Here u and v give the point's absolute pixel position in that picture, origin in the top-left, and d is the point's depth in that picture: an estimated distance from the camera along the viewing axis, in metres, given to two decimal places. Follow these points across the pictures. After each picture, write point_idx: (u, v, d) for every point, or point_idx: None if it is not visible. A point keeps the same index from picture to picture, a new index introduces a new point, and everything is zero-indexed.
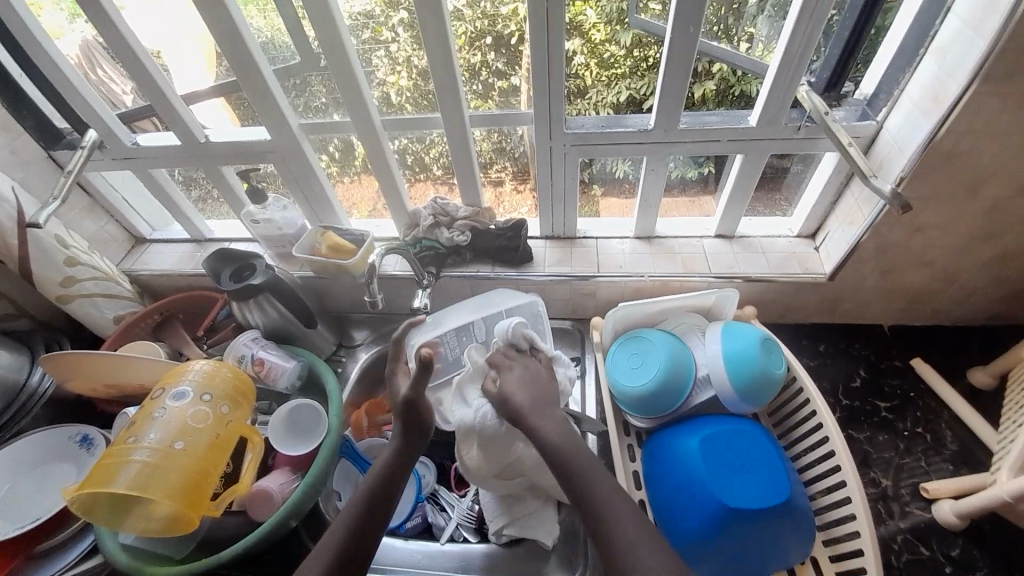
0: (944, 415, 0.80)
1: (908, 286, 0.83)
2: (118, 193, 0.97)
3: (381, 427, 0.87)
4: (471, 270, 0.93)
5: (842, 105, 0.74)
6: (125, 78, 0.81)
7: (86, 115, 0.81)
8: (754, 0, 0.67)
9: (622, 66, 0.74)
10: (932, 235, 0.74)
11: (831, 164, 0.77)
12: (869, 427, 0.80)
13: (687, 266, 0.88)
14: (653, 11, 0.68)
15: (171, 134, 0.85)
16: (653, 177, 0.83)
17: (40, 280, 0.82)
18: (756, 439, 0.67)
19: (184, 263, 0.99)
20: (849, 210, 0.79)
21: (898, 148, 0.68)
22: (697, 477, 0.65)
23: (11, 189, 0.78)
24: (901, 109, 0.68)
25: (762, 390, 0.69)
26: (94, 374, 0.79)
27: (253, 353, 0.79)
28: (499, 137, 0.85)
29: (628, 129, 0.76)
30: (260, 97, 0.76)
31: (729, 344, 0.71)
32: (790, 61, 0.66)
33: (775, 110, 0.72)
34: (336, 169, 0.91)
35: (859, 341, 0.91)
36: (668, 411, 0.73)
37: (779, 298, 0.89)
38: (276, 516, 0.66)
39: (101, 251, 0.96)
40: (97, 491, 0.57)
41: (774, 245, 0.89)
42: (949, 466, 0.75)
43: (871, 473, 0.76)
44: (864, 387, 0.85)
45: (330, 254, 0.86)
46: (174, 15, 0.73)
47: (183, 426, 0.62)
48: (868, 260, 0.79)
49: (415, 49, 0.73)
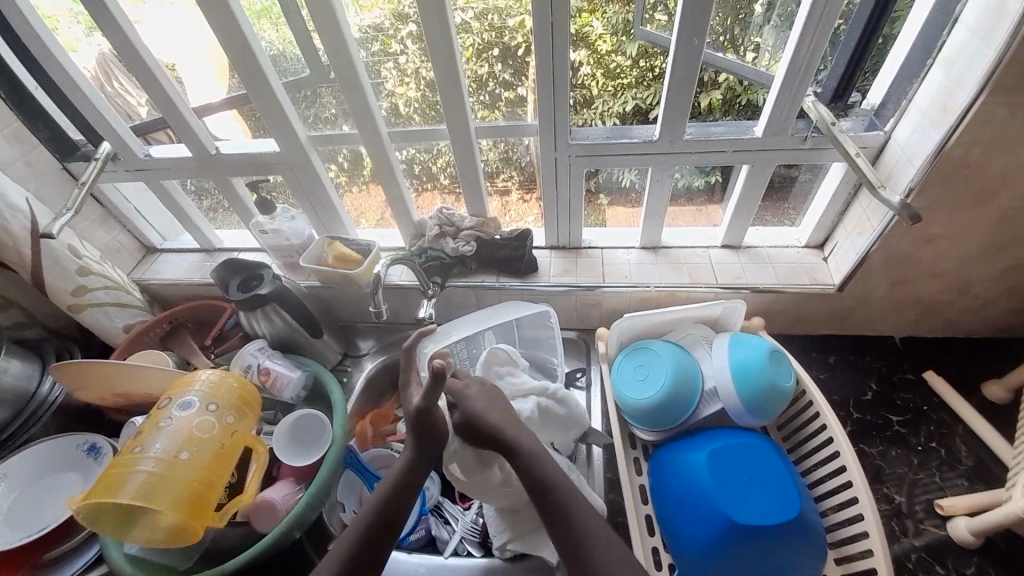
0: (958, 430, 0.78)
1: (919, 298, 0.82)
2: (131, 203, 0.98)
3: (386, 437, 0.87)
4: (477, 279, 0.93)
5: (849, 115, 0.74)
6: (140, 90, 0.82)
7: (101, 128, 0.83)
8: (760, 11, 0.67)
9: (628, 77, 0.74)
10: (942, 246, 0.73)
11: (839, 174, 0.77)
12: (881, 441, 0.79)
13: (694, 276, 0.88)
14: (659, 22, 0.69)
15: (183, 146, 0.87)
16: (659, 186, 0.83)
17: (52, 289, 0.84)
18: (765, 453, 0.66)
19: (194, 273, 1.00)
20: (858, 220, 0.78)
21: (906, 157, 0.68)
22: (705, 491, 0.64)
23: (26, 200, 0.80)
24: (909, 120, 0.68)
25: (771, 404, 0.68)
26: (102, 383, 0.80)
27: (259, 362, 0.80)
28: (506, 147, 0.85)
29: (633, 139, 0.77)
30: (270, 109, 0.77)
31: (737, 357, 0.70)
32: (796, 71, 0.66)
33: (781, 120, 0.71)
34: (344, 179, 0.92)
35: (869, 353, 0.89)
36: (675, 424, 0.72)
37: (787, 308, 0.88)
38: (280, 528, 0.66)
39: (113, 261, 0.98)
40: (103, 501, 0.57)
41: (782, 255, 0.88)
42: (965, 482, 0.73)
43: (884, 489, 0.74)
44: (875, 400, 0.83)
45: (338, 264, 0.87)
46: (187, 29, 0.75)
47: (189, 436, 0.63)
48: (877, 270, 0.78)
49: (423, 61, 0.74)
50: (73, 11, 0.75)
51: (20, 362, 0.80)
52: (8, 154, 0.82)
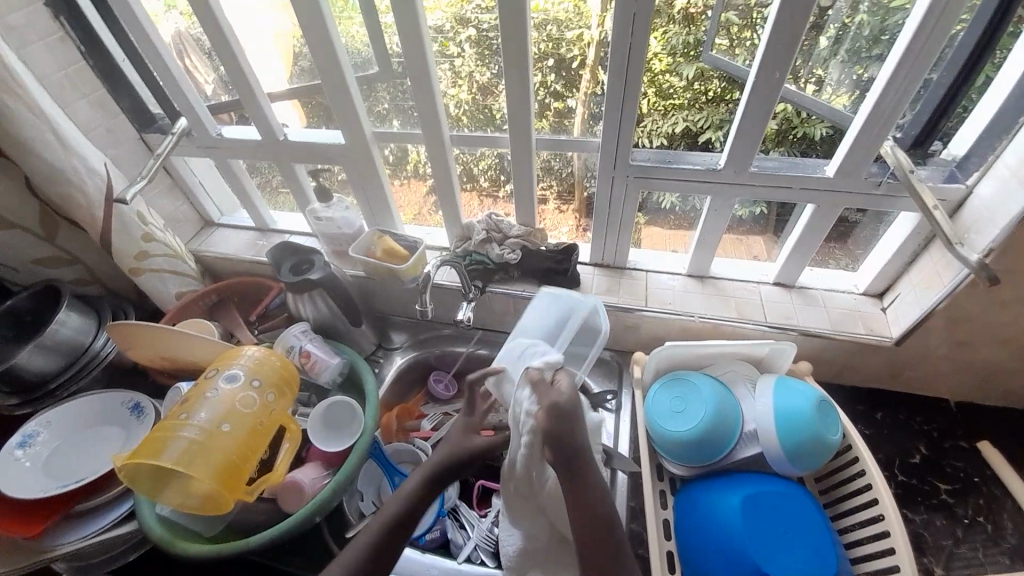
0: (1006, 505, 0.73)
1: (981, 362, 0.78)
2: (197, 177, 1.03)
3: (409, 432, 0.87)
4: (517, 288, 0.93)
5: (926, 163, 0.71)
6: (210, 68, 0.86)
7: (179, 102, 0.87)
8: (826, 43, 0.65)
9: (681, 98, 0.74)
10: (1015, 311, 0.69)
11: (909, 224, 0.73)
12: (925, 508, 0.74)
13: (741, 311, 0.85)
14: (721, 46, 0.69)
15: (251, 128, 0.90)
16: (714, 217, 0.81)
17: (117, 251, 0.88)
18: (802, 506, 0.64)
19: (246, 250, 1.03)
20: (926, 274, 0.74)
21: (989, 214, 0.64)
22: (735, 538, 0.61)
23: (104, 164, 0.84)
24: (995, 176, 0.64)
25: (814, 455, 0.66)
26: (150, 345, 0.83)
27: (300, 345, 0.82)
28: (550, 158, 0.85)
29: (693, 166, 0.75)
30: (337, 99, 0.79)
31: (783, 402, 0.67)
32: (880, 113, 0.63)
33: (854, 162, 0.69)
34: (391, 172, 0.94)
35: (919, 414, 0.84)
36: (708, 462, 0.69)
37: (837, 356, 0.84)
38: (307, 508, 0.67)
39: (173, 229, 1.02)
40: (145, 462, 0.59)
41: (836, 300, 0.85)
42: (1005, 560, 0.69)
43: (923, 559, 0.70)
44: (922, 464, 0.79)
45: (385, 258, 0.88)
46: (268, 17, 0.78)
47: (230, 409, 0.65)
48: (939, 329, 0.74)
49: (478, 65, 0.76)
50: None
51: (79, 317, 0.85)
52: (92, 120, 0.86)
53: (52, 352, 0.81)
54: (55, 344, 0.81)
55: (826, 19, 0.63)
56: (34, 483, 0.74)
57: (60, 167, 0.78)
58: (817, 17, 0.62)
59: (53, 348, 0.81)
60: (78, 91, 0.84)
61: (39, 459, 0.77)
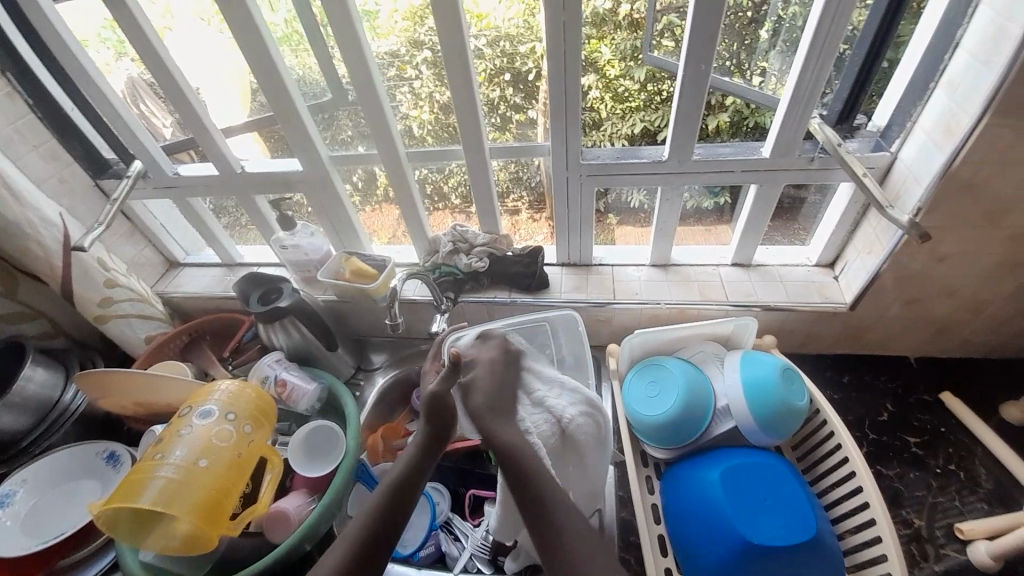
0: (976, 452, 0.77)
1: (933, 317, 0.82)
2: (158, 219, 1.02)
3: (397, 452, 0.85)
4: (489, 295, 0.94)
5: (854, 137, 0.76)
6: (166, 112, 0.86)
7: (134, 147, 0.87)
8: (766, 37, 0.69)
9: (637, 100, 0.77)
10: (954, 264, 0.73)
11: (847, 194, 0.78)
12: (898, 463, 0.77)
13: (705, 293, 0.88)
14: (665, 48, 0.71)
15: (208, 164, 0.91)
16: (668, 206, 0.85)
17: (80, 299, 0.86)
18: (779, 473, 0.66)
19: (215, 286, 1.03)
20: (868, 239, 0.79)
21: (913, 177, 0.69)
22: (719, 510, 0.63)
23: (59, 214, 0.83)
24: (915, 139, 0.69)
25: (785, 423, 0.68)
26: (121, 392, 0.82)
27: (276, 374, 0.82)
28: (516, 167, 0.87)
29: (644, 159, 0.79)
30: (293, 129, 0.80)
31: (748, 375, 0.70)
32: (804, 88, 0.67)
33: (788, 141, 0.73)
34: (359, 199, 0.95)
35: (884, 374, 0.88)
36: (686, 442, 0.71)
37: (799, 326, 0.88)
38: (296, 533, 0.66)
39: (138, 275, 1.01)
40: (123, 507, 0.58)
41: (792, 274, 0.89)
42: (984, 506, 0.72)
43: (902, 512, 0.72)
44: (890, 421, 0.82)
45: (354, 279, 0.89)
46: (217, 56, 0.79)
47: (207, 444, 0.64)
48: (889, 289, 0.78)
49: (436, 86, 0.78)
50: (102, 37, 0.79)
51: (45, 371, 0.83)
52: (43, 171, 0.86)
53: (19, 409, 0.79)
54: (23, 400, 0.79)
55: (762, 14, 0.67)
56: (13, 543, 0.73)
57: (13, 220, 0.77)
58: (752, 11, 0.67)
59: (20, 405, 0.79)
60: (27, 144, 0.83)
61: (18, 518, 0.75)
